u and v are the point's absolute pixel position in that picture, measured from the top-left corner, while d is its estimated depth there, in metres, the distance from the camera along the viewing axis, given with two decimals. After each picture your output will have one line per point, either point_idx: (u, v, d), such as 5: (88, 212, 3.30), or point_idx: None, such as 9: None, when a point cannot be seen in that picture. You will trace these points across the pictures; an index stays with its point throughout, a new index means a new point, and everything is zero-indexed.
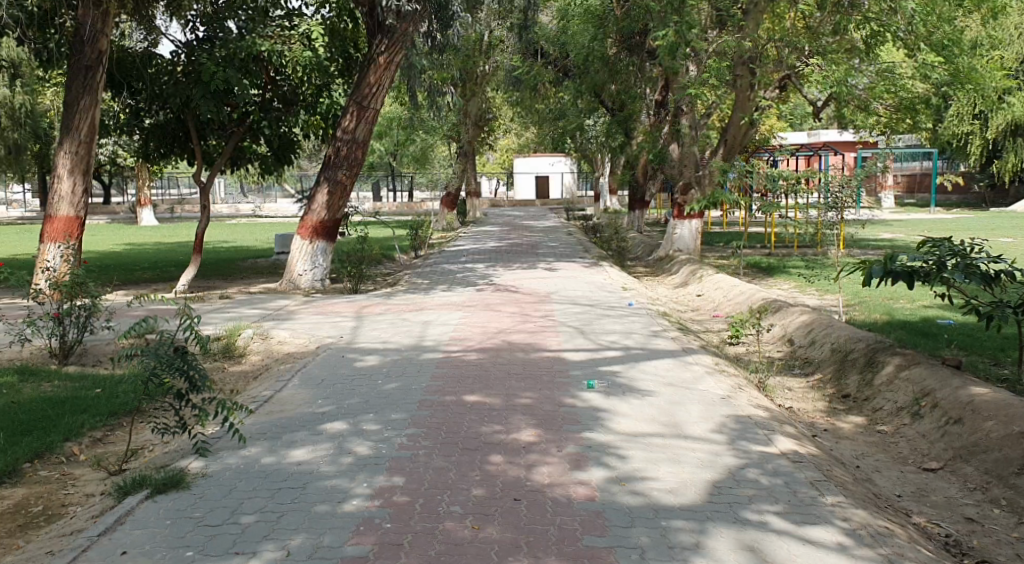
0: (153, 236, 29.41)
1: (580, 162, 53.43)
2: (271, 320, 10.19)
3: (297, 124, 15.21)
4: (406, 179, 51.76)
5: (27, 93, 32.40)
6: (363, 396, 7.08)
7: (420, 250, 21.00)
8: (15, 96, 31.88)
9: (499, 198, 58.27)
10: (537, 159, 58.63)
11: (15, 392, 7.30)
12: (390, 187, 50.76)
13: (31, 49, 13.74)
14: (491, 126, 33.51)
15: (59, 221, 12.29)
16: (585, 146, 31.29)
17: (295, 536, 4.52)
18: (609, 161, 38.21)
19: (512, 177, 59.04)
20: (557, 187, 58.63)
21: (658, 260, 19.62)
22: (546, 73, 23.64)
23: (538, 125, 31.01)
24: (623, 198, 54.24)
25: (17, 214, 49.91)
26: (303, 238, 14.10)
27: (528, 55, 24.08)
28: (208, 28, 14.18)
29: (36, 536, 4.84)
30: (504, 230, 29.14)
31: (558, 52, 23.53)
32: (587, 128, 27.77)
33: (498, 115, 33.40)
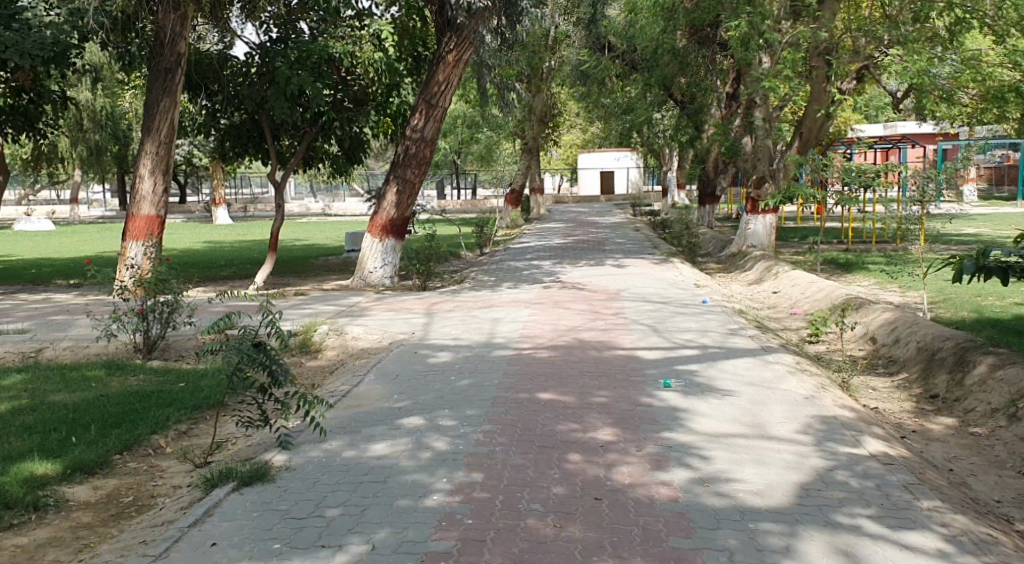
0: (226, 234, 30.18)
1: (647, 158, 53.12)
2: (345, 316, 10.27)
3: (369, 125, 15.25)
4: (471, 175, 52.08)
5: (108, 97, 33.72)
6: (438, 392, 7.09)
7: (486, 247, 21.04)
8: (97, 99, 33.25)
9: (565, 194, 57.99)
10: (605, 155, 58.13)
11: (104, 385, 7.56)
12: (456, 185, 51.25)
13: (114, 52, 14.09)
14: (557, 122, 33.44)
15: (140, 220, 12.62)
16: (653, 141, 31.00)
17: (380, 530, 4.64)
18: (678, 155, 37.80)
19: (578, 172, 58.82)
20: (624, 183, 58.21)
21: (730, 258, 19.23)
22: (614, 67, 23.42)
23: (603, 121, 30.78)
24: (692, 193, 53.49)
25: (96, 212, 52.29)
26: (372, 236, 14.13)
27: (595, 49, 23.88)
28: (281, 30, 14.27)
29: (129, 525, 5.13)
30: (571, 227, 28.94)
31: (626, 46, 23.11)
32: (656, 122, 27.53)
33: (563, 109, 33.18)
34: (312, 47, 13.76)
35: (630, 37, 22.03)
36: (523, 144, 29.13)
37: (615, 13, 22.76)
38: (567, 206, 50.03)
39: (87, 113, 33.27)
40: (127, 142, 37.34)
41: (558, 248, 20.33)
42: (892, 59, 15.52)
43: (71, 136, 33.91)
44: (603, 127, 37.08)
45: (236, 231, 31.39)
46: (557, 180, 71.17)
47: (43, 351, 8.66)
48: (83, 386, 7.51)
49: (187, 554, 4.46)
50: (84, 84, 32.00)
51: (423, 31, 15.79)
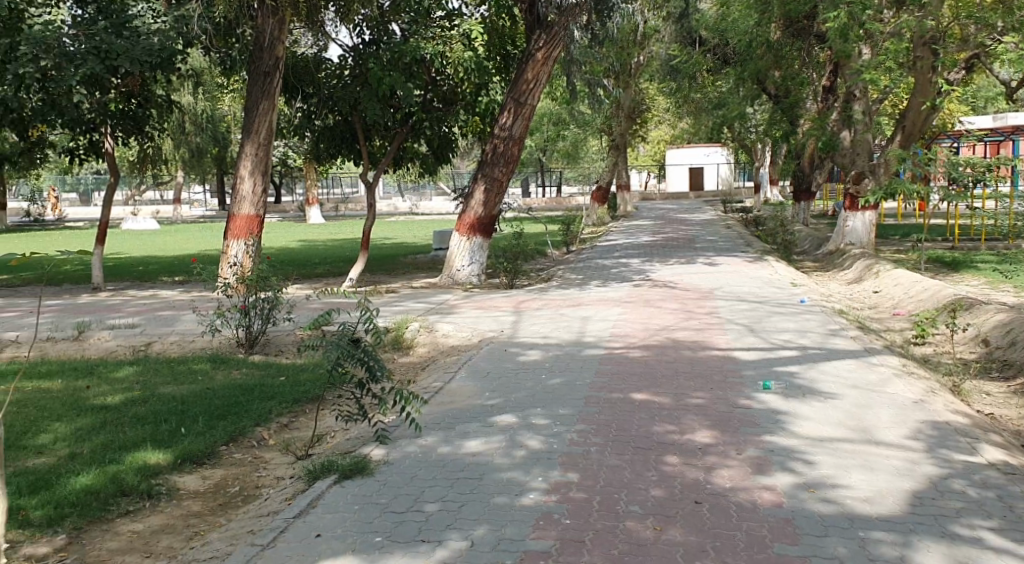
0: (319, 233, 31.06)
1: (737, 153, 51.97)
2: (435, 314, 10.38)
3: (457, 124, 15.39)
4: (556, 172, 52.11)
5: (208, 101, 35.08)
6: (530, 391, 7.09)
7: (573, 245, 20.98)
8: (198, 104, 34.62)
9: (652, 191, 57.29)
10: (693, 150, 57.17)
11: (210, 378, 7.86)
12: (541, 183, 51.35)
13: (216, 57, 14.58)
14: (645, 119, 33.06)
15: (241, 220, 13.04)
16: (744, 137, 30.31)
17: (479, 527, 4.67)
18: (771, 150, 36.85)
19: (666, 169, 58.05)
20: (713, 179, 57.15)
21: (828, 256, 18.65)
22: (705, 61, 22.99)
23: (693, 116, 30.27)
24: (784, 189, 52.08)
25: (197, 211, 54.49)
26: (460, 235, 14.23)
27: (685, 44, 23.46)
28: (374, 33, 14.55)
29: (237, 514, 5.31)
30: (659, 224, 28.57)
31: (717, 39, 22.65)
32: (748, 117, 26.90)
33: (650, 105, 32.83)
34: (404, 48, 13.89)
35: (721, 30, 21.58)
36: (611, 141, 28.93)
37: (705, 7, 22.38)
38: (654, 203, 49.45)
39: (189, 117, 34.70)
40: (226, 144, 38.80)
41: (646, 245, 20.11)
42: (1005, 47, 14.64)
43: (174, 140, 35.57)
44: (692, 123, 36.48)
45: (329, 231, 32.04)
46: (643, 177, 70.42)
47: (152, 345, 9.08)
48: (190, 379, 7.84)
49: (292, 544, 4.59)
50: (186, 89, 33.37)
51: (512, 28, 15.87)
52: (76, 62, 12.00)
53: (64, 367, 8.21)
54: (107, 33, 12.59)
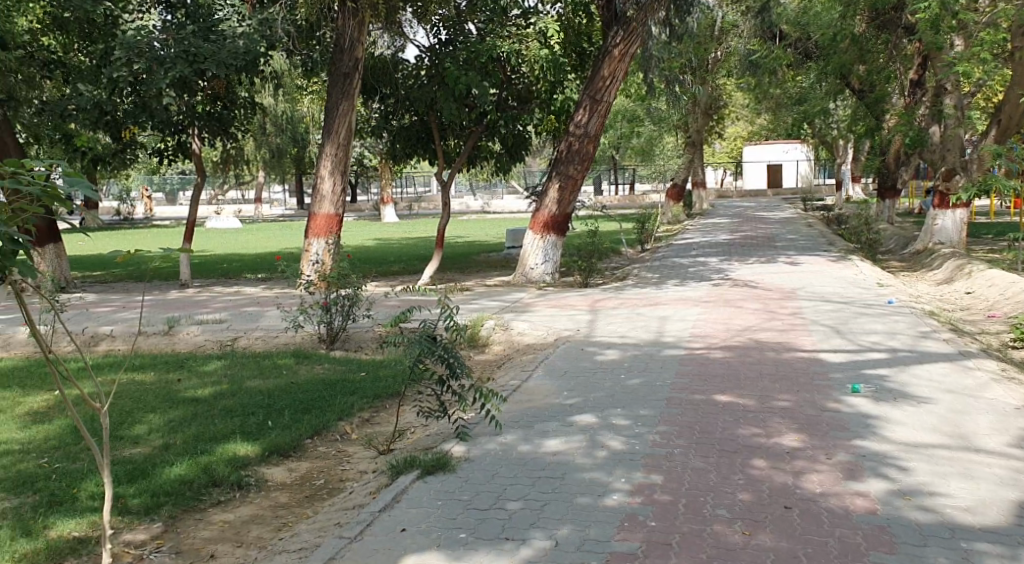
0: (395, 231, 31.56)
1: (817, 150, 50.62)
2: (511, 312, 10.40)
3: (532, 123, 15.40)
4: (628, 169, 51.73)
5: (288, 103, 35.98)
6: (610, 390, 7.03)
7: (648, 244, 20.79)
8: (279, 105, 35.53)
9: (727, 189, 56.30)
10: (771, 147, 55.97)
11: (294, 373, 8.06)
12: (615, 181, 51.02)
13: (299, 60, 15.03)
14: (721, 115, 32.53)
15: (321, 218, 13.29)
16: (826, 132, 29.52)
17: (563, 526, 4.65)
18: (854, 146, 35.76)
19: (742, 166, 56.98)
20: (792, 176, 55.84)
21: (915, 255, 18.03)
22: (786, 56, 22.47)
23: (772, 112, 29.63)
24: (867, 186, 50.49)
25: (277, 210, 55.98)
26: (534, 233, 14.22)
27: (765, 38, 22.97)
28: (451, 32, 14.76)
29: (323, 506, 5.41)
30: (736, 223, 28.08)
31: (799, 33, 22.11)
32: (830, 112, 26.19)
33: (727, 101, 32.26)
34: (481, 47, 13.99)
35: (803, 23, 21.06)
36: (687, 138, 28.55)
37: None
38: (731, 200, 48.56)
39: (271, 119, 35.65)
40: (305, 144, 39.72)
41: (723, 244, 19.79)
42: None
43: (256, 140, 36.66)
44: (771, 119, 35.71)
45: (405, 229, 32.53)
46: (718, 174, 69.27)
47: (238, 340, 9.35)
48: (276, 373, 8.05)
49: (379, 537, 4.65)
50: (267, 92, 34.29)
51: (588, 26, 15.80)
52: (166, 65, 12.54)
53: (157, 360, 8.54)
54: (195, 37, 13.03)
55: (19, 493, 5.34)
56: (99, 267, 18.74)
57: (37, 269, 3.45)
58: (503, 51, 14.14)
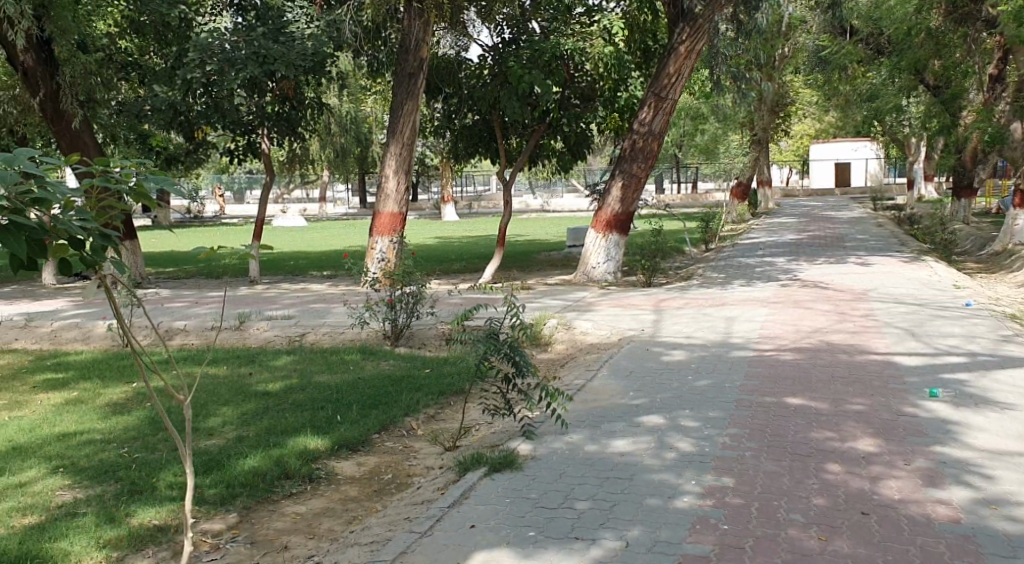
0: (456, 229, 31.90)
1: (887, 147, 49.27)
2: (574, 311, 10.37)
3: (596, 121, 15.34)
4: (691, 168, 51.13)
5: (352, 103, 36.53)
6: (677, 391, 6.96)
7: (711, 243, 20.54)
8: (344, 106, 36.11)
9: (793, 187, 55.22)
10: (839, 145, 54.70)
11: (360, 369, 8.18)
12: (677, 179, 50.51)
13: (365, 60, 15.30)
14: (788, 113, 31.94)
15: (385, 216, 13.45)
16: (898, 129, 28.72)
17: (633, 527, 4.61)
18: (927, 143, 34.70)
19: (809, 164, 55.81)
20: (861, 174, 54.47)
21: (993, 256, 17.42)
22: (858, 51, 21.94)
23: (842, 109, 28.97)
24: (940, 185, 48.91)
25: (340, 209, 56.87)
26: (596, 231, 14.17)
27: (835, 34, 22.46)
28: (514, 31, 14.82)
29: (392, 501, 5.47)
30: (802, 222, 27.53)
31: (871, 27, 21.56)
32: (903, 109, 25.48)
33: (793, 98, 31.68)
34: (545, 46, 14.01)
35: (876, 17, 20.54)
36: (752, 136, 28.12)
37: None
38: (796, 199, 47.70)
39: (336, 119, 36.27)
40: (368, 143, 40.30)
41: (789, 244, 19.45)
42: None
43: (321, 140, 37.45)
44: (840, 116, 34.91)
45: (466, 228, 32.83)
46: (783, 173, 67.97)
47: (306, 336, 9.55)
48: (342, 368, 8.19)
49: (449, 533, 4.67)
50: (333, 92, 34.88)
51: (653, 23, 15.67)
52: (237, 67, 12.85)
53: (228, 355, 8.76)
54: (266, 39, 13.26)
55: (102, 481, 5.53)
56: (172, 263, 19.34)
57: (128, 265, 3.55)
58: (567, 50, 14.17)
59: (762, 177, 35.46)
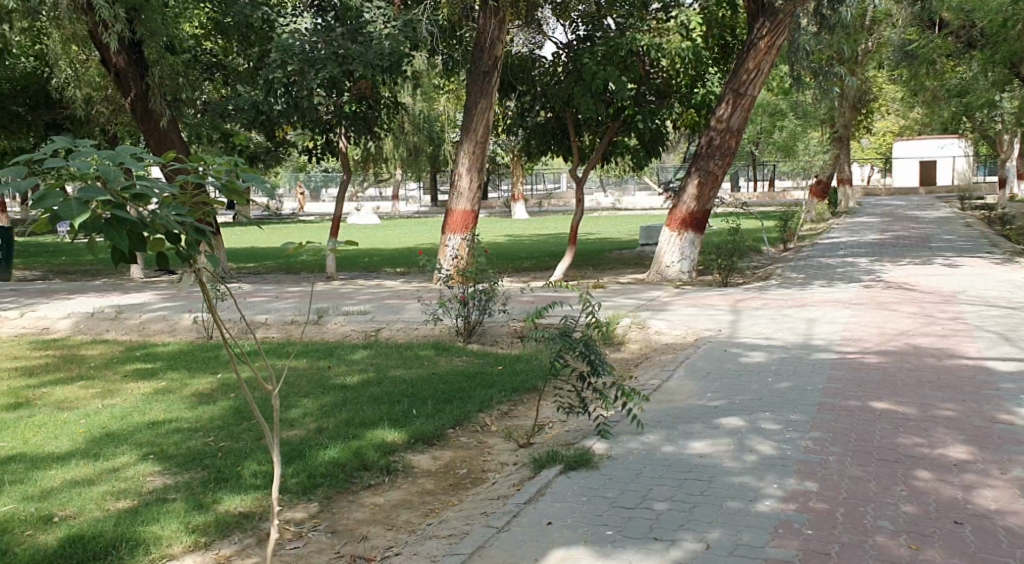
0: (527, 228, 32.02)
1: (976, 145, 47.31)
2: (649, 310, 10.28)
3: (671, 118, 15.19)
4: (766, 166, 50.10)
5: (426, 103, 36.97)
6: (756, 393, 6.82)
7: (789, 243, 20.11)
8: (417, 105, 36.58)
9: (874, 186, 53.57)
10: (923, 142, 52.81)
11: (434, 364, 8.27)
12: (752, 177, 49.58)
13: (441, 59, 15.45)
14: (871, 109, 30.99)
15: (458, 214, 13.57)
16: (989, 125, 27.57)
17: (713, 530, 4.53)
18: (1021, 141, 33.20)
19: (891, 162, 54.04)
20: (946, 173, 52.49)
21: None
22: (947, 45, 21.16)
23: (928, 105, 27.96)
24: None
25: (412, 207, 57.63)
26: (671, 230, 14.00)
27: (923, 27, 21.71)
28: (589, 28, 14.80)
29: (467, 496, 5.51)
30: (885, 222, 26.71)
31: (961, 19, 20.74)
32: (995, 104, 24.44)
33: (875, 92, 30.76)
34: (620, 42, 13.92)
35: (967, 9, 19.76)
36: (833, 133, 27.40)
37: None
38: (878, 198, 46.28)
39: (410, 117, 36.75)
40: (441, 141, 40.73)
41: (872, 244, 18.88)
42: None
43: (395, 139, 38.09)
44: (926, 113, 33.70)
45: (537, 226, 32.93)
46: (863, 171, 65.98)
47: (381, 332, 9.72)
48: (417, 364, 8.29)
49: (526, 529, 4.67)
50: (407, 92, 35.36)
51: (732, 18, 15.45)
52: (317, 67, 13.30)
53: (308, 349, 8.98)
54: (345, 39, 13.62)
55: (189, 468, 5.72)
56: (253, 259, 19.94)
57: (219, 257, 3.66)
58: (642, 46, 14.08)
59: (842, 176, 34.54)
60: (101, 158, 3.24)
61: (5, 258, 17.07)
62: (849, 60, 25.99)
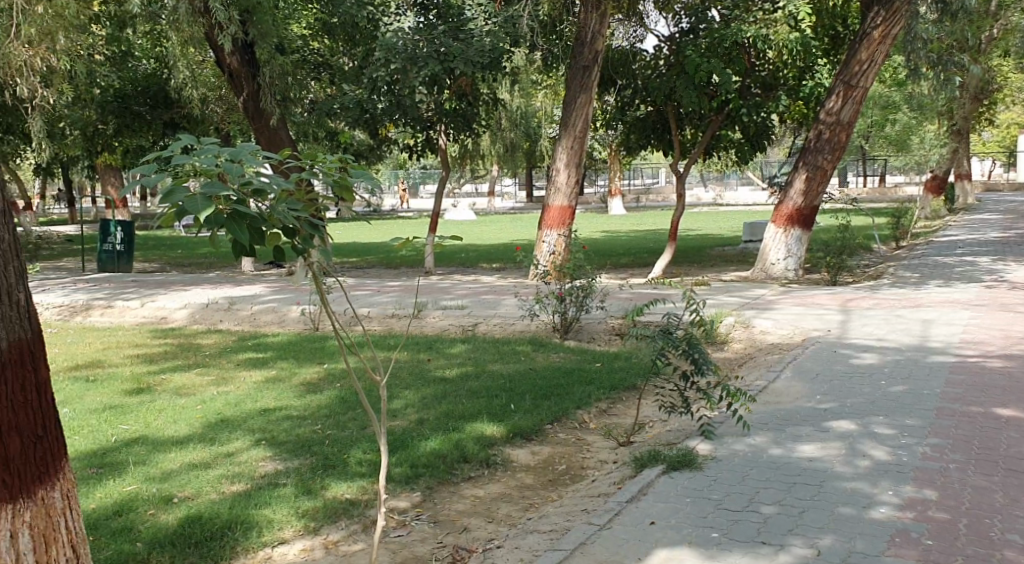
0: (625, 224, 31.71)
1: None
2: (752, 309, 10.02)
3: (777, 111, 14.74)
4: (876, 160, 48.06)
5: (524, 99, 37.09)
6: (868, 396, 6.55)
7: (901, 241, 19.21)
8: (515, 100, 36.73)
9: (994, 182, 50.60)
10: None
11: (531, 360, 8.30)
12: (860, 172, 47.66)
13: (541, 54, 15.42)
14: (994, 99, 29.27)
15: (556, 210, 13.55)
16: None
17: (824, 536, 4.37)
18: None
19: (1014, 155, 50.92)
20: None
21: None
22: None
23: None
24: None
25: (508, 203, 57.97)
26: (776, 226, 13.60)
27: None
28: (692, 21, 14.56)
29: (567, 492, 5.49)
30: (1008, 219, 25.20)
31: None
32: None
33: (998, 81, 29.02)
34: (725, 33, 13.63)
35: None
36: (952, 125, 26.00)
37: None
38: (999, 194, 43.69)
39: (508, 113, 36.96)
40: (538, 136, 40.81)
41: (994, 242, 17.85)
42: None
43: (493, 135, 38.40)
44: None
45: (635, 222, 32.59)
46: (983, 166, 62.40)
47: (478, 327, 9.84)
48: (514, 359, 8.34)
49: (629, 528, 4.62)
50: (505, 88, 35.57)
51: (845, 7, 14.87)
52: (419, 65, 13.51)
53: (408, 342, 9.15)
54: (446, 36, 13.86)
55: (298, 454, 5.92)
56: (356, 253, 20.49)
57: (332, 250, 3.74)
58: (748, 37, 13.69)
59: (959, 170, 32.79)
60: (225, 155, 3.29)
61: (127, 251, 18.09)
62: (970, 47, 24.60)
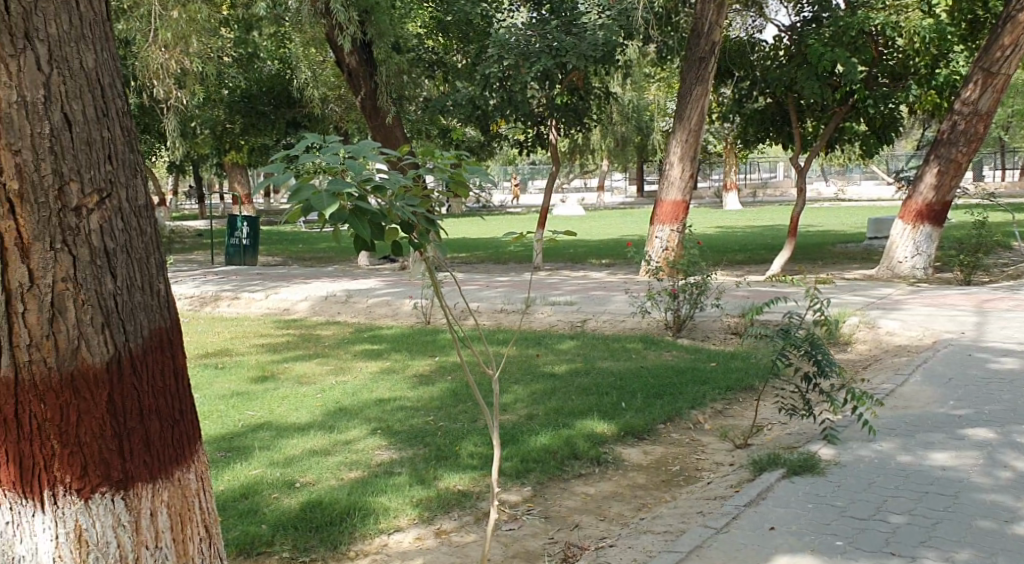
0: (740, 219, 30.84)
1: None
2: (878, 308, 9.53)
3: (907, 101, 13.97)
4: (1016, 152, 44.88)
5: (636, 93, 36.63)
6: (1009, 404, 6.10)
7: None
8: (627, 94, 36.31)
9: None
10: None
11: (643, 357, 8.17)
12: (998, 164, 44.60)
13: (655, 47, 15.29)
14: None
15: (668, 205, 13.33)
16: None
17: (961, 550, 4.09)
18: None
19: None
20: None
21: None
22: None
23: None
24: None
25: (618, 198, 57.43)
26: (904, 222, 12.90)
27: None
28: (816, 8, 13.94)
29: (681, 493, 5.37)
30: None
31: None
32: None
33: None
34: (851, 21, 12.99)
35: None
36: None
37: None
38: None
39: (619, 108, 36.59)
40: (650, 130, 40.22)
41: None
42: None
43: (604, 130, 38.11)
44: None
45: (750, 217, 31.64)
46: None
47: (587, 323, 9.79)
48: (625, 356, 8.23)
49: (747, 532, 4.46)
50: (616, 83, 35.24)
51: None
52: (532, 61, 13.56)
53: (518, 337, 9.19)
54: (559, 31, 13.86)
55: (412, 444, 6.03)
56: (468, 248, 20.77)
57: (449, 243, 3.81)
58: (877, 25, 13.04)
59: None
60: (346, 153, 3.39)
61: (252, 245, 18.96)
62: None
